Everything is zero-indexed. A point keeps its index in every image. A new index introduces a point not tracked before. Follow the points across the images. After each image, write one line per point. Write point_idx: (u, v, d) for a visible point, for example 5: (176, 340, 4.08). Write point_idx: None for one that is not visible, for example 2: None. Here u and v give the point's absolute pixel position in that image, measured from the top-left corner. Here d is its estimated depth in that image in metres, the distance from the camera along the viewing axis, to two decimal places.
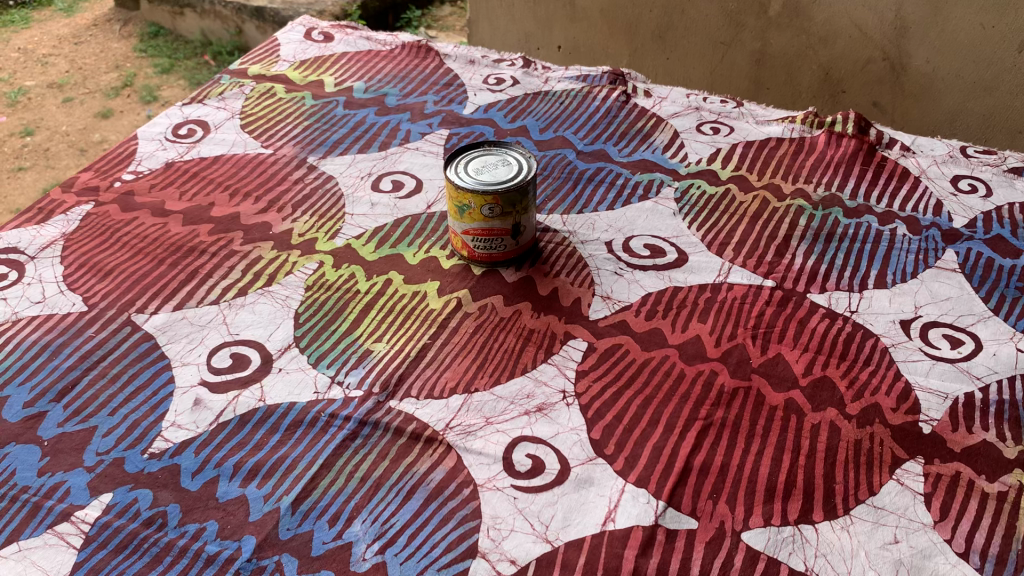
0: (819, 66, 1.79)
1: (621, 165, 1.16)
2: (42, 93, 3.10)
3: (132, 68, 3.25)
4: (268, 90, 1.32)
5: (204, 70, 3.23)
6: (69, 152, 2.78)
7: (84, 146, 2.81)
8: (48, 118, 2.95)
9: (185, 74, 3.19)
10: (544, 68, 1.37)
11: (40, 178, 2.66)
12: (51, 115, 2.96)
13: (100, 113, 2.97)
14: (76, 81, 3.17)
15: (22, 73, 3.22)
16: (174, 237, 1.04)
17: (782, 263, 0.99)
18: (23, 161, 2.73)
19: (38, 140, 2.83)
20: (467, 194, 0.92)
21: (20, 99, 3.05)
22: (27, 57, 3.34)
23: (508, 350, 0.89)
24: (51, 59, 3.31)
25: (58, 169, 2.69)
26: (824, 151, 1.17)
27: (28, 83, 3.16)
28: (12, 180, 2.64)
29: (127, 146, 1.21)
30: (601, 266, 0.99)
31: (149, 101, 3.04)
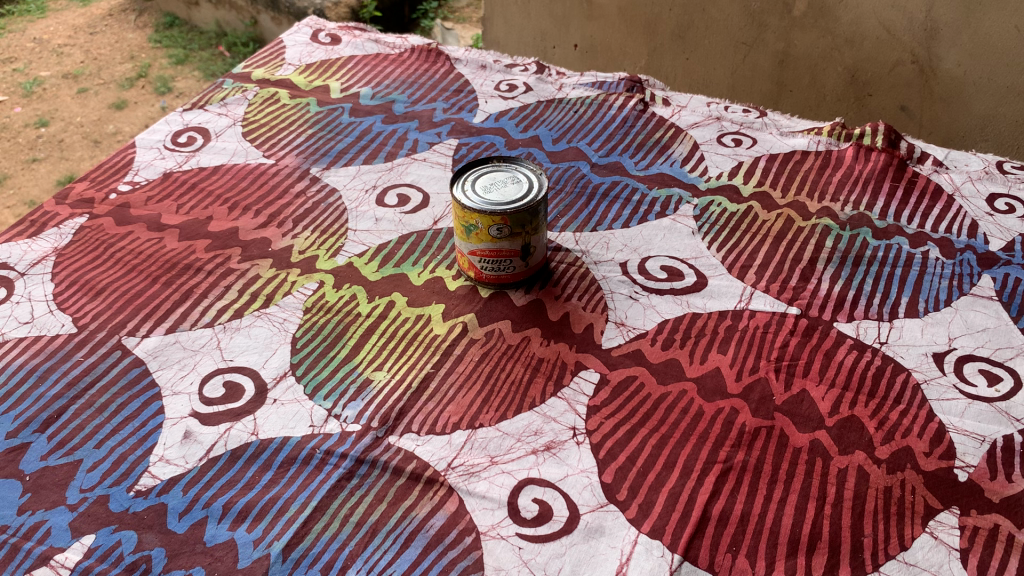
0: (845, 68, 1.73)
1: (638, 179, 1.10)
2: (57, 83, 3.07)
3: (147, 59, 3.21)
4: (271, 96, 1.27)
5: (218, 62, 3.19)
6: (84, 143, 2.75)
7: (98, 137, 2.77)
8: (63, 108, 2.92)
9: (200, 66, 3.15)
10: (558, 74, 1.32)
11: (55, 169, 2.63)
12: (66, 106, 2.93)
13: (115, 104, 2.94)
14: (91, 71, 3.14)
15: (37, 63, 3.19)
16: (169, 253, 1.00)
17: (808, 288, 0.93)
18: (38, 152, 2.71)
19: (52, 131, 2.80)
20: (474, 214, 0.87)
21: (35, 89, 3.02)
22: (42, 48, 3.30)
23: (515, 382, 0.84)
24: (66, 49, 3.28)
25: (73, 160, 2.67)
26: (851, 166, 1.11)
27: (43, 73, 3.12)
28: (27, 172, 2.62)
29: (124, 155, 1.16)
30: (614, 289, 0.94)
31: (164, 92, 3.00)
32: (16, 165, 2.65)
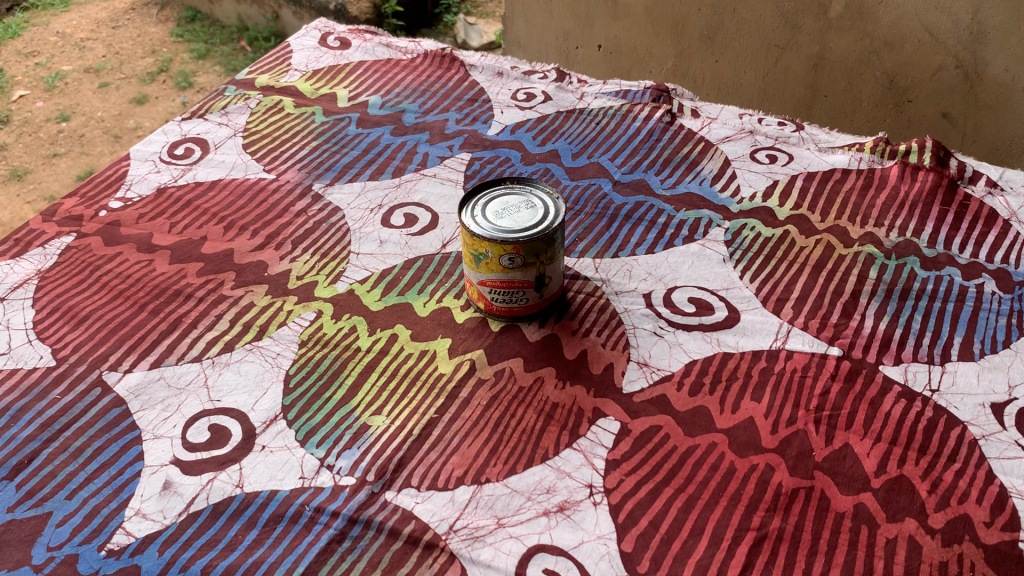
0: (883, 73, 1.63)
1: (664, 199, 1.02)
2: (79, 77, 3.02)
3: (168, 53, 3.15)
4: (275, 105, 1.20)
5: (240, 57, 3.13)
6: (104, 138, 2.70)
7: (118, 132, 2.72)
8: (84, 103, 2.87)
9: (221, 60, 3.10)
10: (579, 82, 1.24)
11: (75, 164, 2.59)
12: (87, 101, 2.88)
13: (135, 99, 2.88)
14: (112, 65, 3.09)
15: (60, 57, 3.14)
16: (158, 277, 0.94)
17: (850, 326, 0.85)
18: (58, 147, 2.66)
19: (73, 126, 2.75)
20: (484, 243, 0.80)
21: (57, 83, 2.98)
22: (65, 41, 3.24)
23: (526, 430, 0.76)
24: (89, 43, 3.22)
25: (93, 156, 2.62)
26: (896, 187, 1.02)
27: (65, 67, 3.07)
28: (47, 166, 2.58)
29: (117, 168, 1.10)
30: (637, 323, 0.86)
31: (185, 87, 2.94)
32: (36, 160, 2.61)
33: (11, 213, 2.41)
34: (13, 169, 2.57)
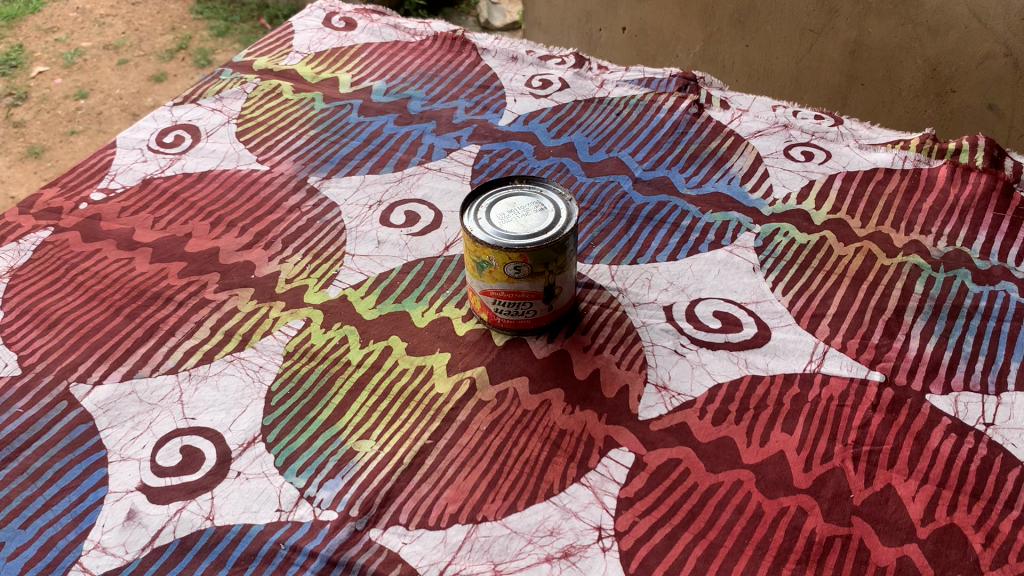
0: (925, 61, 1.51)
1: (689, 200, 0.94)
2: (98, 53, 2.92)
3: (188, 31, 3.08)
4: (272, 89, 1.13)
5: (260, 35, 3.05)
6: (122, 116, 2.63)
7: (137, 111, 2.65)
8: (103, 81, 2.78)
9: (240, 38, 3.02)
10: (599, 68, 1.16)
11: (92, 143, 2.51)
12: (106, 78, 2.80)
13: (155, 77, 2.81)
14: (131, 42, 2.99)
15: (79, 34, 3.03)
16: (137, 277, 0.86)
17: (893, 348, 0.76)
18: (76, 125, 2.59)
19: (91, 104, 2.68)
20: (488, 250, 0.72)
21: (76, 61, 2.88)
22: (85, 18, 3.13)
23: (529, 461, 0.68)
24: (108, 20, 3.11)
25: (110, 134, 2.54)
26: (945, 190, 0.93)
27: (84, 43, 2.97)
28: (64, 144, 2.51)
29: (102, 157, 1.03)
30: (656, 340, 0.78)
31: (204, 65, 2.87)
32: (53, 138, 2.54)
33: (27, 190, 2.34)
34: (30, 146, 2.50)
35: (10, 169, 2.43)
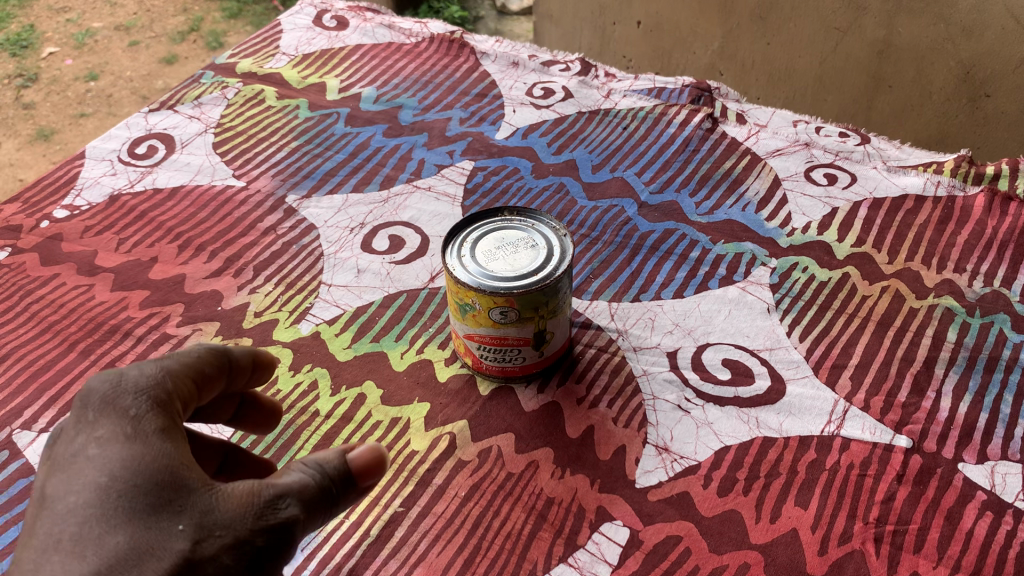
0: (957, 63, 1.35)
1: (699, 227, 0.86)
2: (110, 35, 2.68)
3: (200, 11, 2.82)
4: (255, 95, 1.05)
5: (273, 17, 2.80)
6: (132, 99, 2.43)
7: (147, 94, 2.44)
8: (114, 62, 2.56)
9: (254, 20, 2.78)
10: (606, 76, 1.08)
11: (103, 126, 2.33)
12: (117, 59, 2.58)
13: (166, 59, 2.58)
14: (143, 23, 2.75)
15: (90, 14, 2.78)
16: (96, 307, 0.80)
17: (922, 407, 0.68)
18: (86, 107, 2.40)
19: (102, 85, 2.47)
20: (470, 293, 0.64)
21: (87, 41, 2.64)
22: None
23: (510, 536, 0.61)
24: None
25: (121, 116, 2.35)
26: (982, 221, 0.84)
27: (95, 24, 2.73)
28: (74, 126, 2.32)
29: (69, 169, 0.96)
30: (658, 392, 0.70)
31: (216, 47, 2.64)
32: (62, 120, 2.35)
33: (35, 173, 2.18)
34: (39, 128, 2.32)
35: (18, 151, 2.25)
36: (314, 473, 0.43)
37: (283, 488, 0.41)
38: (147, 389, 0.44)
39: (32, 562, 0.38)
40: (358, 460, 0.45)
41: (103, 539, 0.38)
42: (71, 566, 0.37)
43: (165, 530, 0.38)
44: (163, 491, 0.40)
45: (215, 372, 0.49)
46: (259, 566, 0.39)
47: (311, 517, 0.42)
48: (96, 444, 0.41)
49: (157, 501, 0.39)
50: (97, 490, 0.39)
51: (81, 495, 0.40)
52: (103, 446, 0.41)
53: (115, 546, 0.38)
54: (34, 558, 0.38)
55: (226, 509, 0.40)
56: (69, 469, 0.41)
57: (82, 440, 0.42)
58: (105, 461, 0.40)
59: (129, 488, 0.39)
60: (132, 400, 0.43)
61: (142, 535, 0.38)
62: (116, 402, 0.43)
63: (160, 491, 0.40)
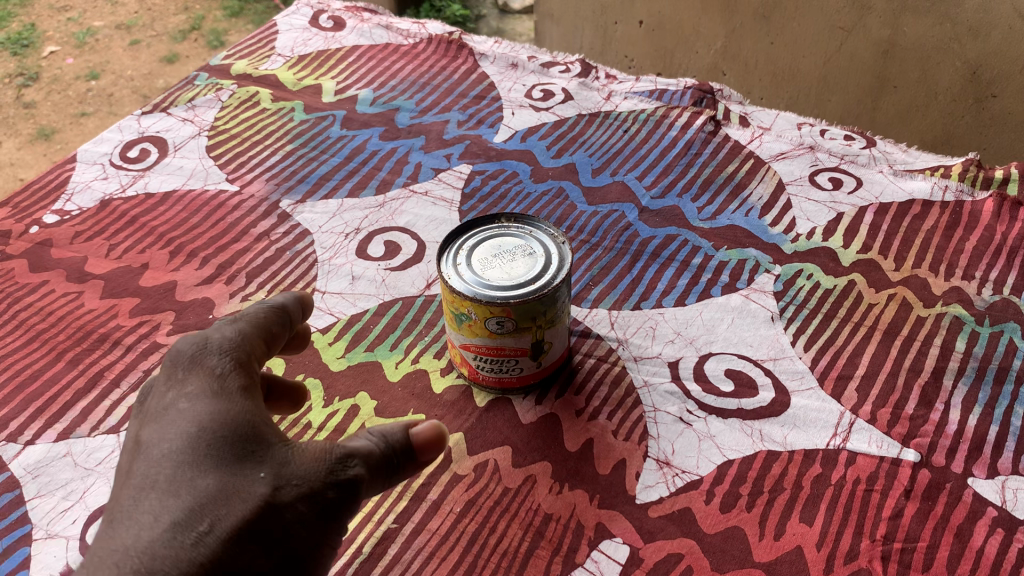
0: (964, 63, 1.33)
1: (701, 233, 0.84)
2: (111, 34, 2.66)
3: (201, 10, 2.80)
4: (250, 97, 1.04)
5: (274, 15, 2.78)
6: (133, 98, 2.41)
7: (148, 93, 2.42)
8: (115, 61, 2.55)
9: (255, 18, 2.76)
10: (606, 77, 1.06)
11: (103, 124, 2.31)
12: (118, 58, 2.56)
13: (167, 58, 2.56)
14: (144, 22, 2.73)
15: (91, 12, 2.76)
16: (85, 315, 0.78)
17: (930, 420, 0.66)
18: (87, 106, 2.38)
19: (102, 84, 2.45)
20: (466, 302, 0.62)
21: (89, 40, 2.63)
22: None
23: (507, 554, 0.59)
24: None
25: (122, 115, 2.33)
26: (990, 227, 0.82)
27: (96, 22, 2.71)
28: (75, 126, 2.31)
29: (60, 173, 0.94)
30: (659, 404, 0.69)
31: (218, 46, 2.61)
32: (63, 119, 2.34)
33: (35, 172, 2.16)
34: (40, 128, 2.31)
35: (19, 150, 2.23)
36: (377, 440, 0.47)
37: (352, 450, 0.45)
38: (229, 354, 0.49)
39: (131, 498, 0.41)
40: (421, 434, 0.49)
41: (195, 481, 0.41)
42: (168, 501, 0.41)
43: (249, 475, 0.42)
44: (249, 443, 0.44)
45: (274, 343, 0.54)
46: (329, 515, 0.43)
47: (372, 478, 0.46)
48: (187, 397, 0.45)
49: (241, 450, 0.43)
50: (192, 436, 0.43)
51: (175, 441, 0.43)
52: (193, 400, 0.45)
53: (208, 483, 0.41)
54: (132, 495, 0.41)
55: (302, 461, 0.44)
56: (163, 419, 0.45)
57: (173, 394, 0.46)
58: (198, 411, 0.44)
59: (221, 435, 0.43)
60: (218, 362, 0.48)
61: (233, 477, 0.42)
62: (201, 362, 0.48)
63: (246, 443, 0.44)
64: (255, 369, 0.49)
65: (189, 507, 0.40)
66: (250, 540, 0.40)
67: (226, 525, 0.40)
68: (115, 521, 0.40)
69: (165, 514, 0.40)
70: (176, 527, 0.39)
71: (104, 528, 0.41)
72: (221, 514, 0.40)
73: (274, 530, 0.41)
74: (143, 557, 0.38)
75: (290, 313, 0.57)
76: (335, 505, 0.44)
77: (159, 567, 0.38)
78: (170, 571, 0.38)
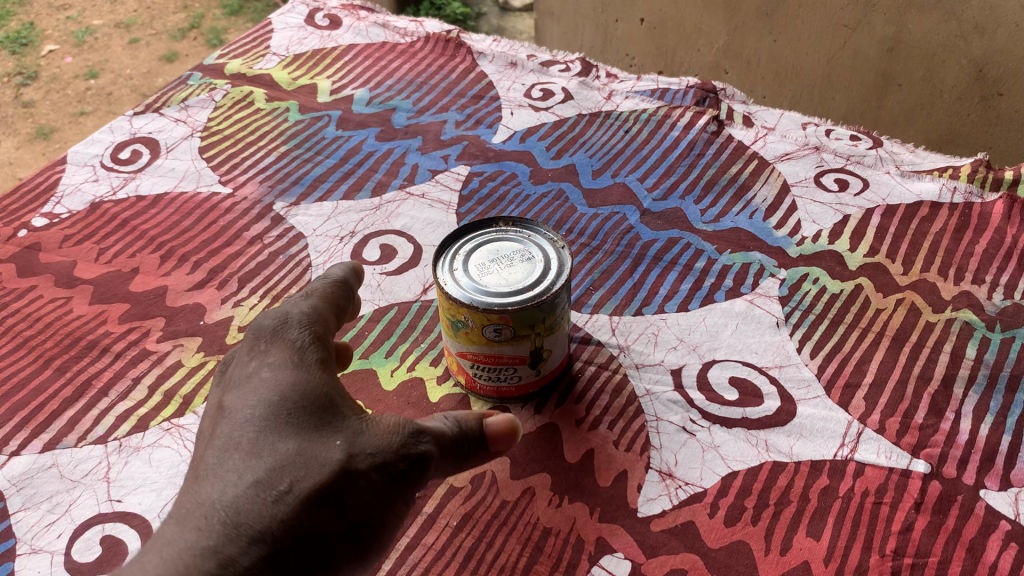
0: (970, 61, 1.31)
1: (704, 236, 0.82)
2: (110, 33, 2.64)
3: (200, 8, 2.78)
4: (244, 97, 1.02)
5: (273, 13, 2.75)
6: (132, 97, 2.39)
7: (148, 91, 2.40)
8: (114, 60, 2.53)
9: (255, 16, 2.74)
10: (607, 76, 1.04)
11: (102, 123, 2.29)
12: (117, 57, 2.54)
13: (166, 57, 2.54)
14: (144, 20, 2.71)
15: (89, 11, 2.74)
16: (73, 321, 0.76)
17: (940, 429, 0.64)
18: (86, 105, 2.37)
19: (101, 83, 2.44)
20: (463, 309, 0.60)
21: (88, 39, 2.61)
22: None
23: (505, 569, 0.58)
24: None
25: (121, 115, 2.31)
26: (1000, 230, 0.80)
27: (95, 21, 2.69)
28: (74, 125, 2.29)
29: (50, 175, 0.93)
30: (661, 414, 0.67)
31: (217, 44, 2.59)
32: (62, 118, 2.32)
33: (33, 172, 2.14)
34: (39, 127, 2.29)
35: (18, 150, 2.21)
36: (452, 424, 0.52)
37: (425, 428, 0.50)
38: (304, 329, 0.54)
39: (217, 457, 0.46)
40: (495, 424, 0.53)
41: (276, 446, 0.46)
42: (251, 462, 0.46)
43: (325, 443, 0.47)
44: (326, 414, 0.49)
45: (340, 317, 0.59)
46: (397, 483, 0.48)
47: (441, 457, 0.51)
48: (268, 368, 0.51)
49: (317, 421, 0.48)
50: (272, 405, 0.48)
51: (257, 408, 0.48)
52: (274, 371, 0.50)
53: (288, 448, 0.46)
54: (218, 455, 0.47)
55: (375, 434, 0.48)
56: (246, 387, 0.50)
57: (255, 365, 0.51)
58: (280, 382, 0.49)
59: (300, 405, 0.48)
60: (297, 336, 0.53)
61: (310, 444, 0.46)
62: (280, 337, 0.53)
63: (322, 414, 0.48)
64: (331, 343, 0.55)
65: (270, 468, 0.45)
66: (325, 501, 0.45)
67: (303, 486, 0.45)
68: (205, 477, 0.46)
69: (248, 473, 0.45)
70: (260, 485, 0.44)
71: (195, 482, 0.46)
72: (299, 476, 0.45)
73: (345, 495, 0.46)
74: (231, 510, 0.44)
75: (351, 285, 0.62)
76: (403, 475, 0.48)
77: (246, 517, 0.44)
78: (255, 523, 0.44)
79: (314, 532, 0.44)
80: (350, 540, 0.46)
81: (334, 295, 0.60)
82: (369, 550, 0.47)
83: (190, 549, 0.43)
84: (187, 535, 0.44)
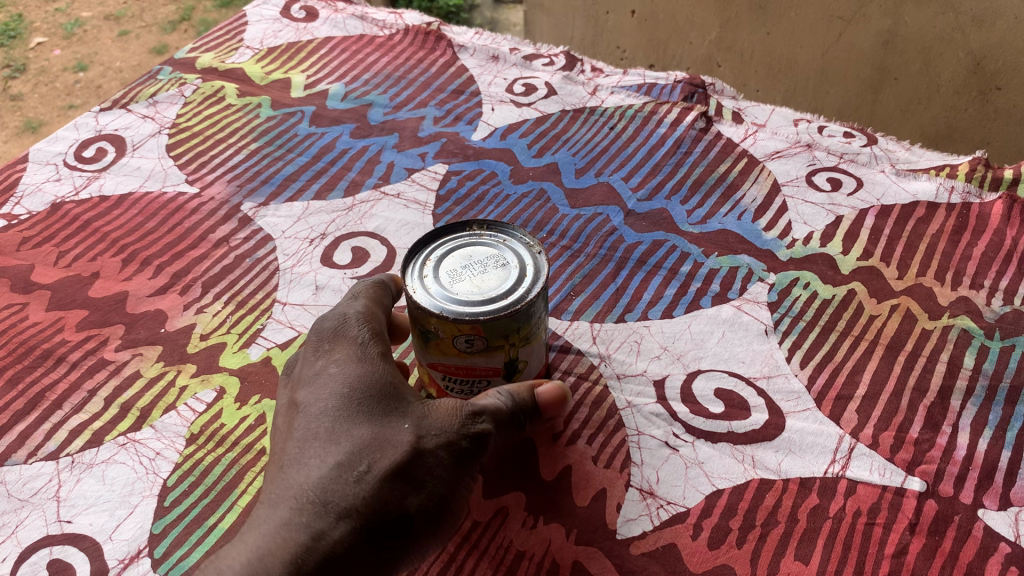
0: (967, 54, 1.27)
1: (691, 238, 0.79)
2: (99, 25, 2.60)
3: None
4: (215, 92, 0.98)
5: None
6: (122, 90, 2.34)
7: None
8: (103, 52, 2.48)
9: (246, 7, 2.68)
10: (592, 71, 1.00)
11: None
12: (106, 49, 2.49)
13: (157, 49, 2.50)
14: (133, 13, 2.66)
15: (80, 3, 2.69)
16: (28, 330, 0.72)
17: (936, 445, 0.61)
18: (74, 98, 2.32)
19: (91, 76, 2.39)
20: (431, 319, 0.57)
21: (76, 31, 2.56)
22: None
23: None
24: None
25: None
26: (999, 231, 0.77)
27: (84, 13, 2.64)
28: (64, 117, 2.24)
29: (12, 174, 0.89)
30: (643, 428, 0.64)
31: None
32: (50, 112, 2.27)
33: None
34: (26, 121, 2.23)
35: (5, 145, 2.17)
36: (506, 398, 0.52)
37: (485, 405, 0.51)
38: (365, 322, 0.56)
39: (298, 447, 0.49)
40: (545, 394, 0.54)
41: (351, 432, 0.49)
42: (330, 448, 0.48)
43: (396, 427, 0.49)
44: (392, 400, 0.51)
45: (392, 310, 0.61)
46: (465, 463, 0.49)
47: (501, 433, 0.51)
48: (336, 363, 0.53)
49: (386, 406, 0.50)
50: (343, 396, 0.50)
51: (330, 400, 0.51)
52: (341, 364, 0.52)
53: (363, 433, 0.49)
54: (298, 445, 0.49)
55: (440, 415, 0.50)
56: (316, 382, 0.52)
57: (323, 363, 0.53)
58: (347, 374, 0.51)
59: (368, 395, 0.50)
60: (359, 331, 0.55)
61: (382, 428, 0.49)
62: (344, 332, 0.55)
63: (390, 400, 0.51)
64: (389, 334, 0.57)
65: (348, 452, 0.48)
66: (401, 478, 0.47)
67: (381, 466, 0.47)
68: (288, 465, 0.48)
69: (329, 457, 0.48)
70: (341, 468, 0.47)
71: (279, 470, 0.49)
72: (376, 457, 0.48)
73: (418, 473, 0.48)
74: (317, 490, 0.46)
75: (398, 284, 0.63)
76: (471, 454, 0.50)
77: (332, 495, 0.46)
78: (341, 501, 0.46)
79: (393, 507, 0.47)
80: (425, 514, 0.48)
81: (385, 291, 0.61)
82: (444, 525, 0.49)
83: (284, 525, 0.46)
84: (278, 515, 0.46)
